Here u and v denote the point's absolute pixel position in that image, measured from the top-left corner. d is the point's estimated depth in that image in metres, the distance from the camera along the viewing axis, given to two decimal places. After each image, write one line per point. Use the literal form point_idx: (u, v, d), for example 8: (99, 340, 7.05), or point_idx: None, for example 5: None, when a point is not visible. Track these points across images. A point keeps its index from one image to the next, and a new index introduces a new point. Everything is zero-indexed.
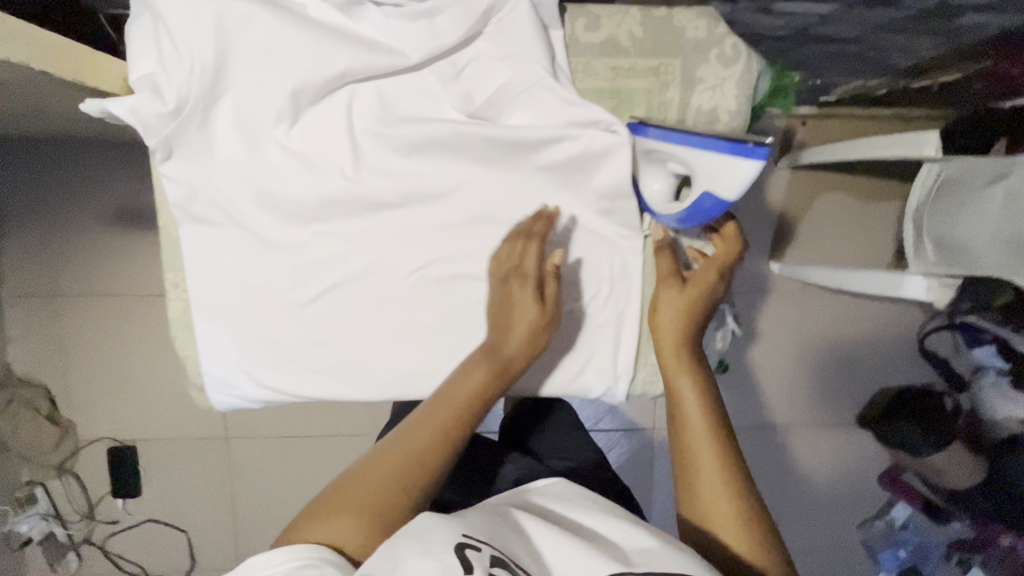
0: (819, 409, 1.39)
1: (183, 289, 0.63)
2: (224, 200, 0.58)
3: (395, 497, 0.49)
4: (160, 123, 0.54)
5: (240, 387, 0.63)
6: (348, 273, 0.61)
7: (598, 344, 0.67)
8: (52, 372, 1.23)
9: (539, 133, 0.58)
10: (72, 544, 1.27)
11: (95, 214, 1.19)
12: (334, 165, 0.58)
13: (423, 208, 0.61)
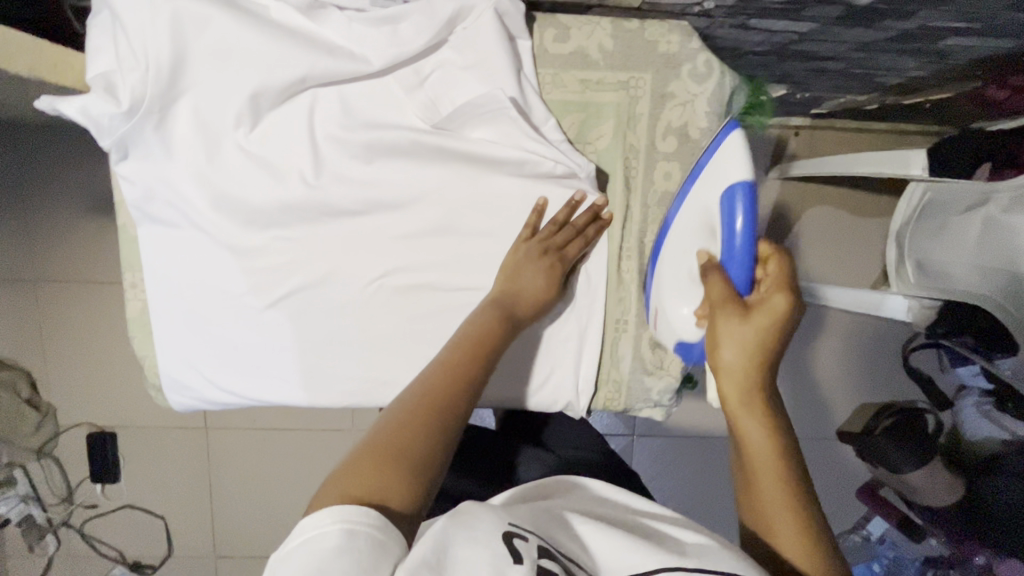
0: (801, 422, 1.39)
1: (141, 289, 0.62)
2: (181, 202, 0.57)
3: (422, 445, 0.45)
4: (113, 123, 0.53)
5: (198, 389, 0.63)
6: (305, 280, 0.60)
7: (561, 360, 0.66)
8: (32, 356, 1.23)
9: (503, 149, 0.58)
10: (50, 528, 1.27)
11: (78, 201, 1.19)
12: (293, 170, 0.57)
13: (384, 216, 0.60)
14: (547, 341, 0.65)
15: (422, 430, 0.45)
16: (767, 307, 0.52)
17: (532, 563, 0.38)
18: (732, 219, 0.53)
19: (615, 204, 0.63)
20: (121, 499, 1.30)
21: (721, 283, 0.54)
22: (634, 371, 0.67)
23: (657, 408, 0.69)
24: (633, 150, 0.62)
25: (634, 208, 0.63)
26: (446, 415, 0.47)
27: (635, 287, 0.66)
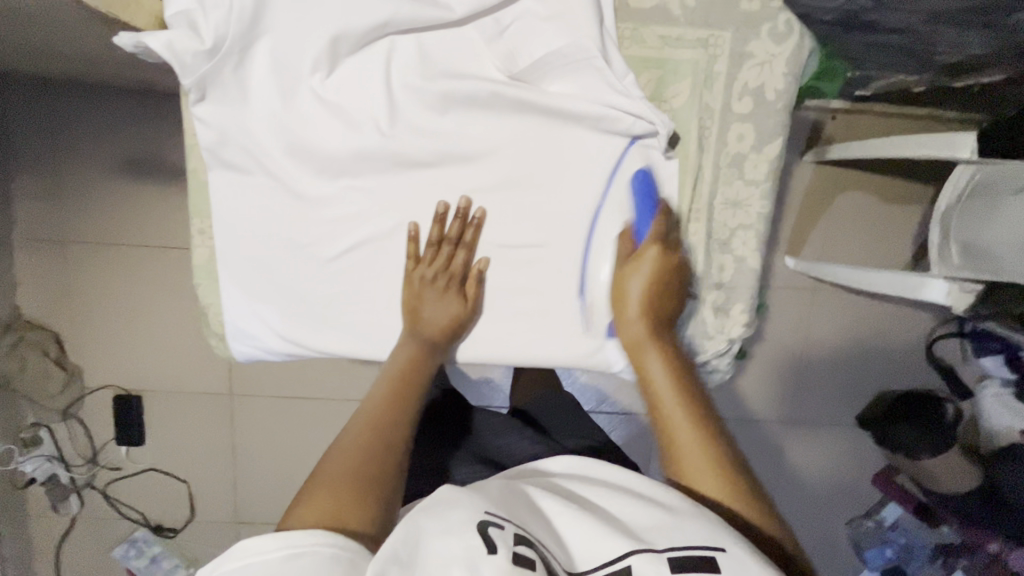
0: (819, 408, 1.39)
1: (209, 236, 0.63)
2: (259, 147, 0.58)
3: (368, 469, 0.52)
4: (195, 62, 0.53)
5: (261, 336, 0.65)
6: (372, 232, 0.63)
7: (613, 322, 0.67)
8: (60, 317, 1.22)
9: (579, 107, 0.58)
10: (75, 488, 1.28)
11: (110, 161, 1.17)
12: (369, 119, 0.58)
13: (456, 169, 0.62)
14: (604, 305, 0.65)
15: (370, 455, 0.54)
16: (646, 258, 0.62)
17: (506, 548, 0.45)
18: (639, 197, 0.62)
19: (686, 165, 0.63)
20: (144, 463, 1.30)
21: (625, 245, 0.64)
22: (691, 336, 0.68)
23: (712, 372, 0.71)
24: (707, 112, 0.62)
25: (705, 169, 0.63)
26: (380, 434, 0.56)
27: (700, 251, 0.65)
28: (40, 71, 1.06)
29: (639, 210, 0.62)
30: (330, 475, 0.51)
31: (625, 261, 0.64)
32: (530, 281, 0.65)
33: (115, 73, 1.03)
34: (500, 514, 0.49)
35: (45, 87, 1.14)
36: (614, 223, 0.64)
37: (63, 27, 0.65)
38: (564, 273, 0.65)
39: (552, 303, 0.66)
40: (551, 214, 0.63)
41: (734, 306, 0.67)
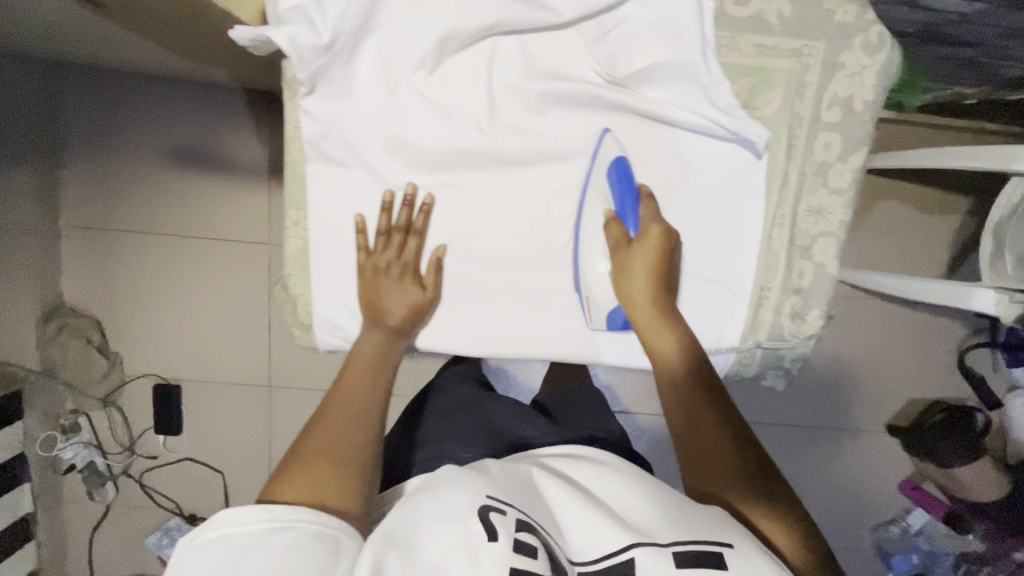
0: (853, 414, 1.37)
1: (303, 227, 0.62)
2: (356, 143, 0.58)
3: (328, 463, 0.51)
4: (313, 56, 0.52)
5: (348, 330, 0.63)
6: (456, 231, 0.61)
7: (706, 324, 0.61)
8: (104, 305, 1.23)
9: (680, 113, 0.54)
10: (110, 475, 1.29)
11: (157, 152, 1.17)
12: (470, 117, 0.57)
13: (547, 169, 0.59)
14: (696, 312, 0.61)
15: (334, 448, 0.52)
16: (650, 239, 0.56)
17: (504, 535, 0.45)
18: (619, 184, 0.57)
19: (772, 173, 0.58)
20: (180, 452, 1.30)
21: (619, 231, 0.58)
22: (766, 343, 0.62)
23: (781, 378, 0.65)
24: (796, 119, 0.57)
25: (788, 176, 0.58)
26: (346, 427, 0.54)
27: (780, 257, 0.59)
28: (93, 60, 1.06)
29: (625, 200, 0.57)
30: (299, 461, 0.51)
31: (626, 246, 0.58)
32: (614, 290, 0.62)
33: (172, 65, 1.02)
34: (502, 499, 0.48)
35: (101, 78, 1.15)
36: (714, 229, 0.59)
37: (155, 22, 0.65)
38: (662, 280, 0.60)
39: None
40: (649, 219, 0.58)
41: (814, 314, 0.61)
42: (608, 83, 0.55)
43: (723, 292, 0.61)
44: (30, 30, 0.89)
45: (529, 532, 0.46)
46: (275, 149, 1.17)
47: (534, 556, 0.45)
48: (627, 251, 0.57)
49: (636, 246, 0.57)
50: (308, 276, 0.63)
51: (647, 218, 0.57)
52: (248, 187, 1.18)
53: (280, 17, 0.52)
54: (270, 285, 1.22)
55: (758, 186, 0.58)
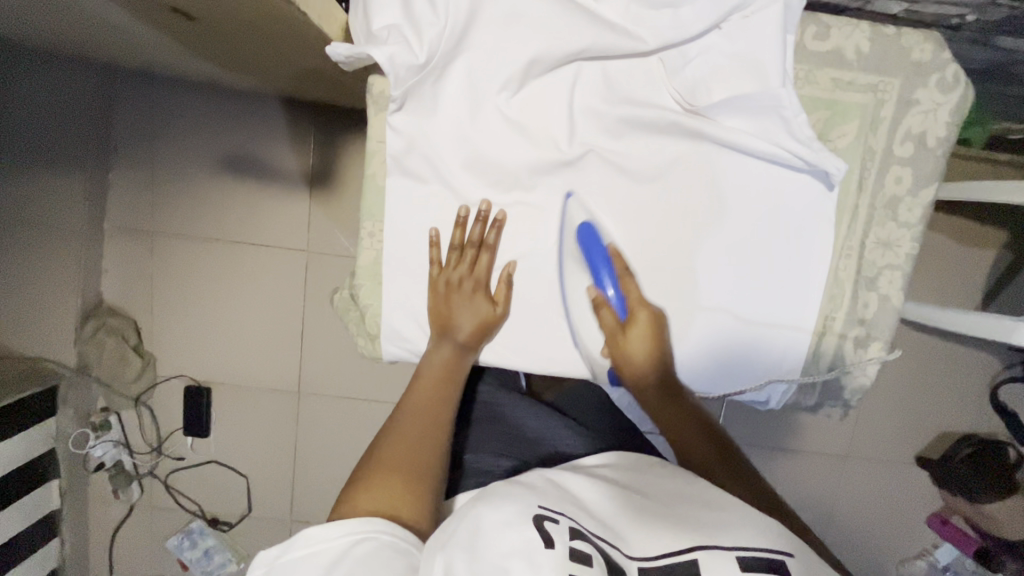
0: (885, 444, 1.33)
1: (376, 240, 0.62)
2: (436, 159, 0.58)
3: (406, 476, 0.52)
4: (407, 75, 0.54)
5: (414, 340, 0.64)
6: (527, 247, 0.61)
7: (777, 347, 0.60)
8: (141, 305, 1.25)
9: (759, 144, 0.54)
10: (137, 475, 1.29)
11: (202, 156, 1.19)
12: (548, 139, 0.57)
13: (625, 189, 0.58)
14: (766, 334, 0.60)
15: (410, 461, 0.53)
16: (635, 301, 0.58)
17: (563, 540, 0.43)
18: (592, 252, 0.58)
19: (844, 204, 0.58)
20: (207, 455, 1.30)
21: (610, 314, 0.59)
22: (829, 374, 0.61)
23: (840, 409, 0.64)
24: (870, 153, 0.57)
25: (858, 208, 0.58)
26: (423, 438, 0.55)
27: (847, 287, 0.59)
28: (147, 65, 1.08)
29: (599, 266, 0.58)
30: (383, 469, 0.52)
31: (620, 331, 0.59)
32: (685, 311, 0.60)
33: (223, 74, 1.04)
34: (553, 509, 0.47)
35: (151, 81, 1.17)
36: (788, 257, 0.58)
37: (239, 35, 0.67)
38: (729, 308, 0.60)
39: (714, 336, 0.60)
40: (718, 247, 0.58)
41: (875, 346, 0.60)
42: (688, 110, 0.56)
43: (794, 322, 0.60)
44: (95, 36, 0.92)
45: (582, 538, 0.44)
46: (317, 157, 1.18)
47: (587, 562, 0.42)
48: (621, 339, 0.59)
49: (629, 332, 0.59)
50: (377, 288, 0.63)
51: (635, 301, 0.59)
52: (288, 193, 1.19)
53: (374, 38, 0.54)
54: (304, 291, 1.23)
55: (829, 217, 0.57)
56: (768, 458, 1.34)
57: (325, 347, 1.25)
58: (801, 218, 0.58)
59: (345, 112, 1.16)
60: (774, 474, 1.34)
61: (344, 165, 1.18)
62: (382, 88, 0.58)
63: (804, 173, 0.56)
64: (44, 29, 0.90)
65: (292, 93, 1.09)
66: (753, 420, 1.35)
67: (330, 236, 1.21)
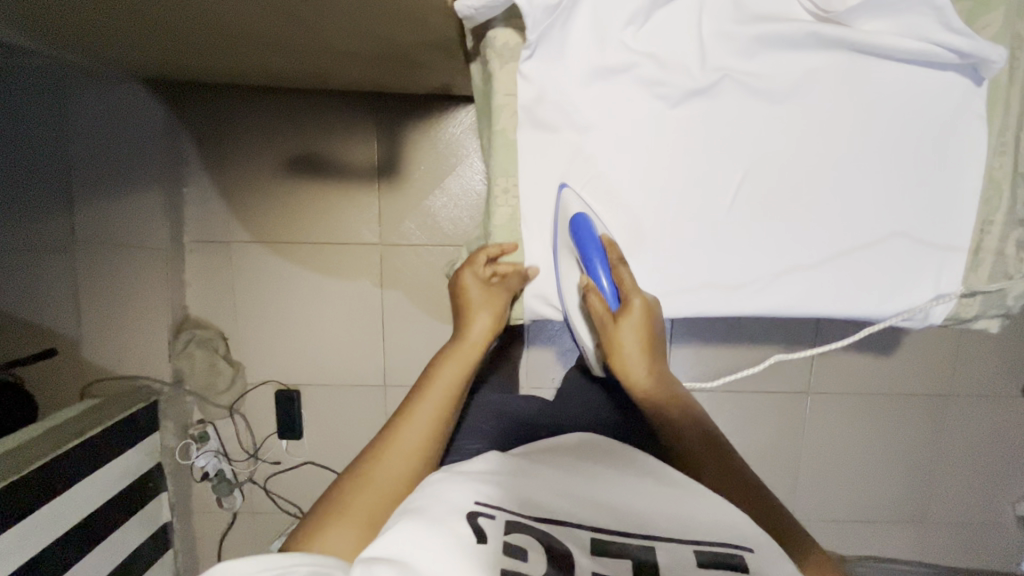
0: (996, 379, 1.25)
1: (512, 194, 0.65)
2: (573, 102, 0.61)
3: (388, 499, 0.54)
4: (542, 17, 0.54)
5: (569, 282, 0.68)
6: (668, 181, 0.63)
7: (930, 256, 0.63)
8: (226, 316, 1.27)
9: (904, 41, 0.56)
10: (237, 483, 1.31)
11: (271, 161, 1.21)
12: (683, 67, 0.60)
13: (764, 107, 0.61)
14: (918, 240, 0.63)
15: (394, 484, 0.55)
16: (633, 312, 0.63)
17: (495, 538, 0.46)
18: (583, 243, 0.62)
19: (995, 96, 0.60)
20: (302, 457, 1.32)
21: (601, 301, 0.64)
22: (991, 281, 0.63)
23: (999, 317, 0.66)
24: (1017, 43, 0.58)
25: (1010, 102, 0.59)
26: (412, 448, 0.58)
27: (1005, 187, 0.61)
28: (210, 75, 1.09)
29: (590, 254, 0.62)
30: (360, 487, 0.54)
31: (612, 317, 0.64)
32: (830, 221, 0.63)
33: (283, 75, 1.04)
34: (491, 505, 0.50)
35: (217, 94, 1.19)
36: (935, 153, 0.61)
37: (340, 20, 0.68)
38: (880, 209, 0.63)
39: (866, 243, 0.63)
40: (863, 152, 0.62)
41: None
42: (819, 20, 0.58)
43: (953, 220, 0.63)
44: (169, 52, 0.94)
45: (518, 531, 0.47)
46: (383, 147, 1.19)
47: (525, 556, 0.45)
48: (611, 324, 0.64)
49: (618, 317, 0.63)
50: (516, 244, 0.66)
51: (628, 289, 0.63)
52: (360, 188, 1.21)
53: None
54: (380, 285, 1.24)
55: (976, 109, 0.60)
56: (873, 406, 1.27)
57: (407, 338, 1.27)
58: (951, 116, 0.60)
59: (409, 98, 1.17)
60: (879, 421, 1.28)
61: (412, 152, 1.19)
62: (504, 40, 0.58)
63: (953, 70, 0.59)
64: (121, 47, 0.92)
65: (355, 87, 1.09)
66: (858, 371, 1.25)
67: (402, 227, 1.21)
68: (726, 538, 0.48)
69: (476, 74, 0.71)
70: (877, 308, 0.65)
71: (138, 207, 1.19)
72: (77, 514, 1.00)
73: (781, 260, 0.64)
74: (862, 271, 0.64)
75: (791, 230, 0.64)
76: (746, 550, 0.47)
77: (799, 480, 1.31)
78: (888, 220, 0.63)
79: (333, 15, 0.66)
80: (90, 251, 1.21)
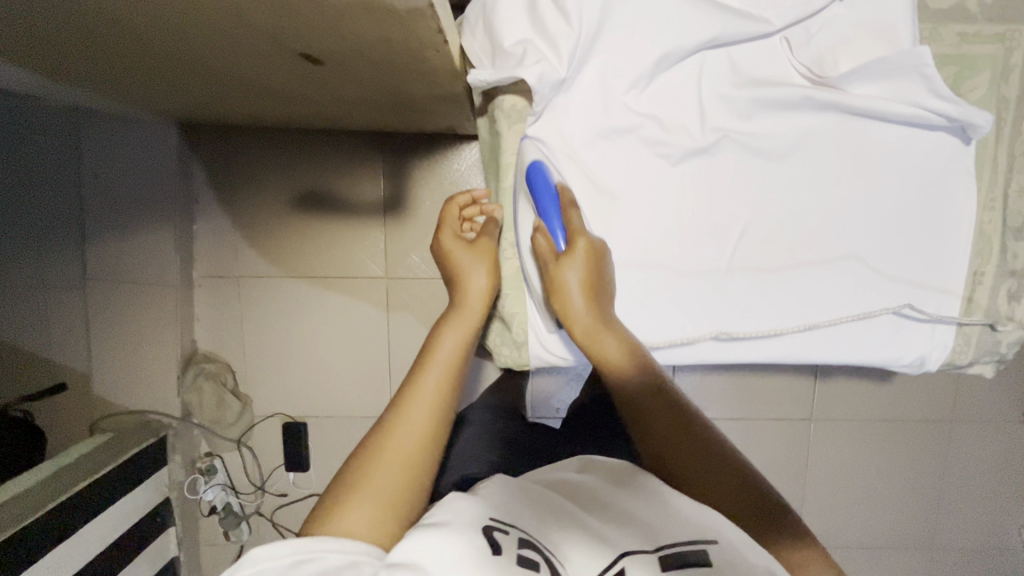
0: (996, 405, 1.26)
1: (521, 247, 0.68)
2: (577, 162, 0.64)
3: (405, 480, 0.54)
4: (548, 90, 0.59)
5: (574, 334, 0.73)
6: (670, 235, 0.66)
7: (930, 304, 0.66)
8: (235, 349, 1.29)
9: (892, 104, 0.59)
10: (244, 516, 1.31)
11: (279, 197, 1.23)
12: (683, 129, 0.63)
13: (762, 164, 0.64)
14: (917, 290, 0.65)
15: (407, 466, 0.55)
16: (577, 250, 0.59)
17: (511, 549, 0.47)
18: (535, 183, 0.61)
19: (983, 152, 0.63)
20: (309, 488, 1.32)
21: (546, 241, 0.60)
22: (986, 324, 0.66)
23: (994, 362, 0.69)
24: (1004, 103, 0.62)
25: (999, 159, 0.63)
26: (421, 427, 0.57)
27: (994, 237, 0.65)
28: (221, 117, 1.12)
29: (541, 193, 0.60)
30: (371, 473, 0.54)
31: (555, 258, 0.60)
32: (830, 272, 0.65)
33: (293, 118, 1.07)
34: (505, 520, 0.51)
35: (228, 134, 1.22)
36: (929, 207, 0.64)
37: (356, 79, 0.72)
38: (870, 261, 0.65)
39: (862, 291, 0.65)
40: (858, 205, 0.64)
41: None
42: (814, 84, 0.61)
43: (951, 266, 0.65)
44: (184, 98, 0.97)
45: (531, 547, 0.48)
46: (388, 183, 1.22)
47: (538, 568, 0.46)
48: (555, 263, 0.60)
49: (562, 256, 0.59)
50: (522, 296, 0.71)
51: (574, 230, 0.60)
52: (366, 223, 1.23)
53: (506, 56, 0.58)
54: (387, 316, 1.26)
55: (967, 167, 0.63)
56: (877, 431, 1.28)
57: None
58: (942, 173, 0.63)
59: (415, 137, 1.20)
60: (884, 447, 1.29)
61: (418, 188, 1.21)
62: (512, 103, 0.62)
63: (942, 130, 0.62)
64: (139, 92, 0.96)
65: (364, 127, 1.13)
66: (861, 397, 1.26)
67: (408, 260, 1.24)
68: None
69: (483, 128, 0.76)
70: (869, 354, 0.67)
71: (150, 243, 1.22)
72: (92, 550, 1.01)
73: (781, 308, 0.66)
74: (864, 321, 0.66)
75: (788, 282, 0.66)
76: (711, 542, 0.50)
77: (805, 508, 1.31)
78: (886, 270, 0.65)
79: (350, 75, 0.70)
80: (102, 287, 1.24)
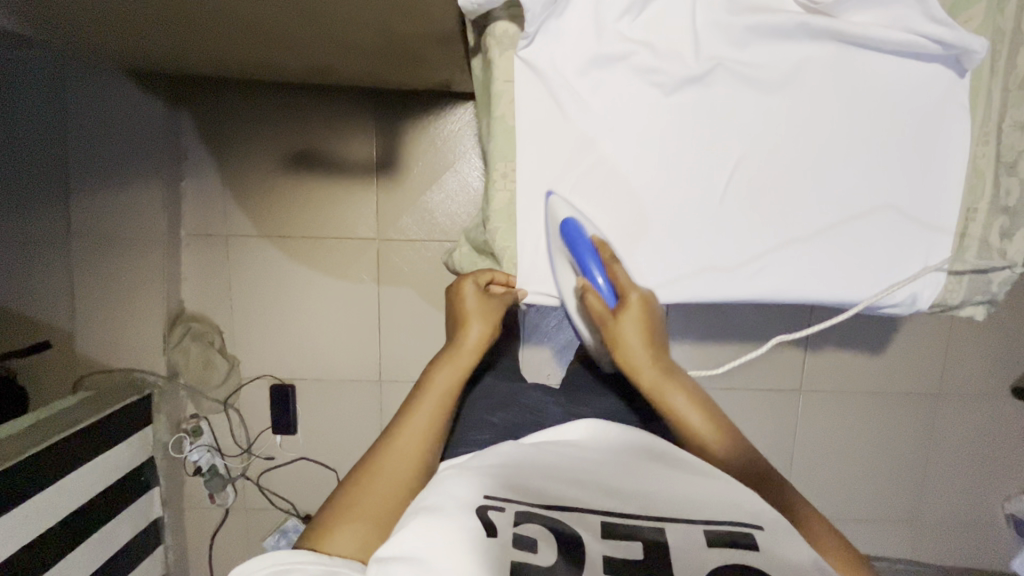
0: (982, 378, 1.27)
1: (510, 178, 0.67)
2: (568, 92, 0.64)
3: (393, 499, 0.56)
4: (540, 11, 0.58)
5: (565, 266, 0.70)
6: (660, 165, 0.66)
7: (915, 245, 0.66)
8: (222, 309, 1.27)
9: (883, 31, 0.59)
10: (230, 478, 1.31)
11: (269, 155, 1.22)
12: (677, 56, 0.63)
13: (754, 93, 0.64)
14: (902, 227, 0.66)
15: (395, 482, 0.57)
16: (631, 305, 0.65)
17: (505, 529, 0.48)
18: (574, 242, 0.65)
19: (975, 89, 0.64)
20: (296, 452, 1.31)
21: (598, 299, 0.66)
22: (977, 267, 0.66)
23: (984, 305, 0.70)
24: (998, 36, 0.63)
25: (990, 93, 0.63)
26: (410, 449, 0.60)
27: (986, 175, 0.65)
28: (211, 71, 1.10)
29: (583, 256, 0.64)
30: (362, 491, 0.56)
31: (611, 314, 0.66)
32: (817, 207, 0.65)
33: (281, 70, 1.04)
34: (501, 497, 0.52)
35: (216, 89, 1.20)
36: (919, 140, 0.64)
37: (346, 16, 0.71)
38: (862, 194, 0.65)
39: (848, 224, 0.65)
40: (850, 137, 0.64)
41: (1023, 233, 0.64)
42: (809, 11, 0.61)
43: (939, 202, 0.66)
44: (168, 46, 0.95)
45: (529, 523, 0.49)
46: (380, 141, 1.20)
47: (534, 549, 0.47)
48: (612, 320, 0.66)
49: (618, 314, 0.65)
50: (512, 228, 0.68)
51: (623, 287, 0.66)
52: (358, 185, 1.22)
53: None
54: (377, 278, 1.25)
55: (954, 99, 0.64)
56: (864, 404, 1.28)
57: (402, 334, 1.27)
58: (930, 106, 0.64)
59: (407, 95, 1.18)
60: (871, 420, 1.29)
61: (411, 147, 1.20)
62: (504, 28, 0.62)
63: (934, 60, 0.62)
64: (121, 40, 0.93)
65: (355, 83, 1.11)
66: (849, 369, 1.27)
67: (399, 222, 1.23)
68: (739, 518, 0.50)
69: (476, 67, 0.74)
70: (861, 294, 0.67)
71: (135, 199, 1.20)
72: (71, 504, 1.00)
73: (770, 241, 0.66)
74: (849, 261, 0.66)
75: (777, 214, 0.66)
76: (755, 528, 0.49)
77: (794, 481, 1.31)
78: (874, 205, 0.65)
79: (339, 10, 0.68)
80: (86, 244, 1.22)
